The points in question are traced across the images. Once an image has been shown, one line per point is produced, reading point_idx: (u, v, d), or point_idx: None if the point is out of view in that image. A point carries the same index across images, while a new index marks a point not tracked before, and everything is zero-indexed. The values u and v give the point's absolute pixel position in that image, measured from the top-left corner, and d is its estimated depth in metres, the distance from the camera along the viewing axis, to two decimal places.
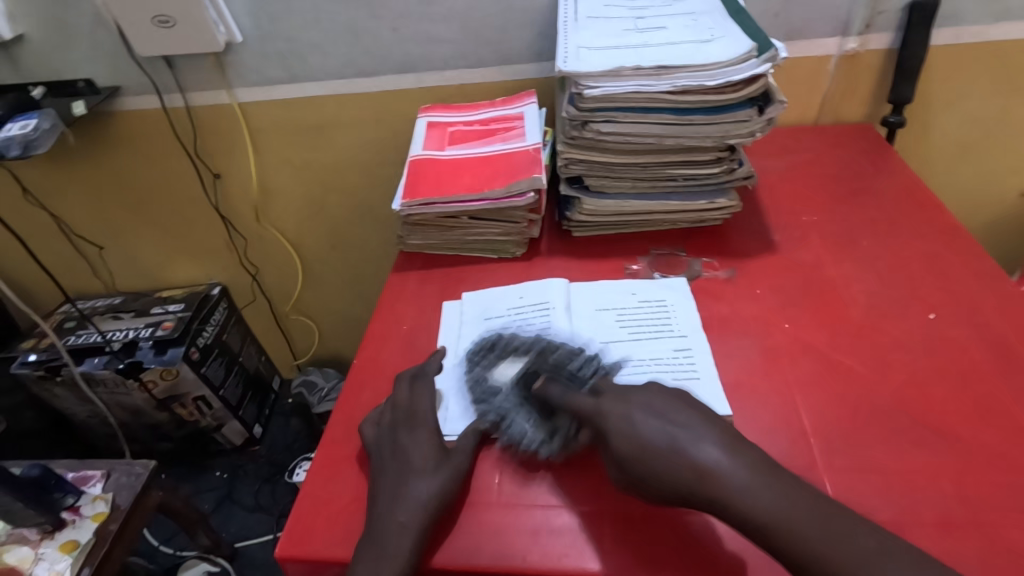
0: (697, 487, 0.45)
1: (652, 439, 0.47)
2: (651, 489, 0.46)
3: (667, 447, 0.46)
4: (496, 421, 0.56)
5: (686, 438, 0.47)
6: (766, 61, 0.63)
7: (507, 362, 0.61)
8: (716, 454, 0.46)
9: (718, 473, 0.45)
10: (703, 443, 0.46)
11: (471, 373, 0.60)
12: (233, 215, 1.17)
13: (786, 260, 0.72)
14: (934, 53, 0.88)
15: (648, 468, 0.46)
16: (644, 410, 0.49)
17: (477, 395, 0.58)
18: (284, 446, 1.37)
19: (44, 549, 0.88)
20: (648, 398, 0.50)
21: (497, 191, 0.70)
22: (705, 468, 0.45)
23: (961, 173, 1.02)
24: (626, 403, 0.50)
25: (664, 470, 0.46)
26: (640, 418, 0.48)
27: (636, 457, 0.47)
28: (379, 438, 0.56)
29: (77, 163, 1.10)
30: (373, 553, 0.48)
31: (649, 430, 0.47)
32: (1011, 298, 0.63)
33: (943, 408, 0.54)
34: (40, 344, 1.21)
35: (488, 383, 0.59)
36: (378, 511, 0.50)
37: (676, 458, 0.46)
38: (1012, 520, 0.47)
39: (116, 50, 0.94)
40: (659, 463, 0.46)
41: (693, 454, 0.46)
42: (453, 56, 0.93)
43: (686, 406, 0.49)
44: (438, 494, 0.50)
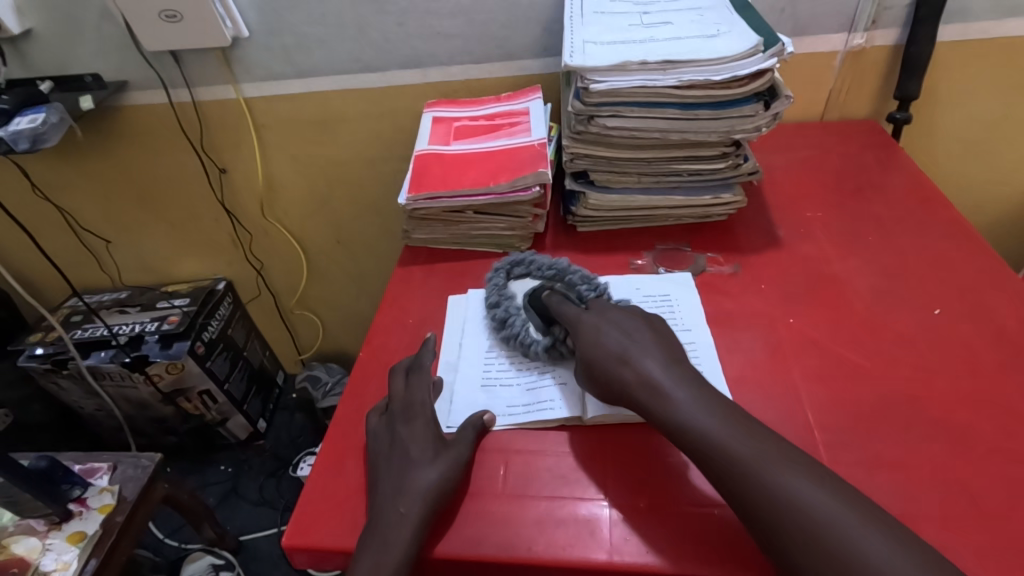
0: (636, 390, 0.51)
1: (612, 346, 0.54)
2: (605, 387, 0.53)
3: (620, 354, 0.53)
4: (502, 319, 0.64)
5: (635, 350, 0.53)
6: (772, 56, 0.62)
7: (524, 284, 0.69)
8: (656, 368, 0.52)
9: (654, 380, 0.51)
10: (647, 357, 0.53)
11: (491, 277, 0.70)
12: (238, 210, 1.17)
13: (790, 256, 0.72)
14: (941, 49, 0.88)
15: (603, 367, 0.54)
16: (613, 324, 0.57)
17: (493, 298, 0.67)
18: (289, 440, 1.37)
19: (51, 540, 0.89)
20: (617, 314, 0.58)
21: (502, 186, 0.70)
22: (645, 376, 0.51)
23: (967, 170, 1.01)
24: (602, 317, 0.58)
25: (613, 372, 0.53)
26: (608, 329, 0.56)
27: (595, 356, 0.54)
28: (377, 431, 0.56)
29: (84, 158, 1.10)
30: (376, 543, 0.48)
31: (608, 339, 0.55)
32: (1015, 294, 0.63)
33: (946, 403, 0.55)
34: (46, 338, 1.21)
35: (502, 292, 0.67)
36: (379, 502, 0.51)
37: (623, 362, 0.52)
38: (1015, 515, 0.47)
39: (123, 45, 0.94)
40: (613, 366, 0.53)
41: (637, 364, 0.52)
42: (458, 51, 0.93)
43: (644, 328, 0.56)
44: (439, 484, 0.51)
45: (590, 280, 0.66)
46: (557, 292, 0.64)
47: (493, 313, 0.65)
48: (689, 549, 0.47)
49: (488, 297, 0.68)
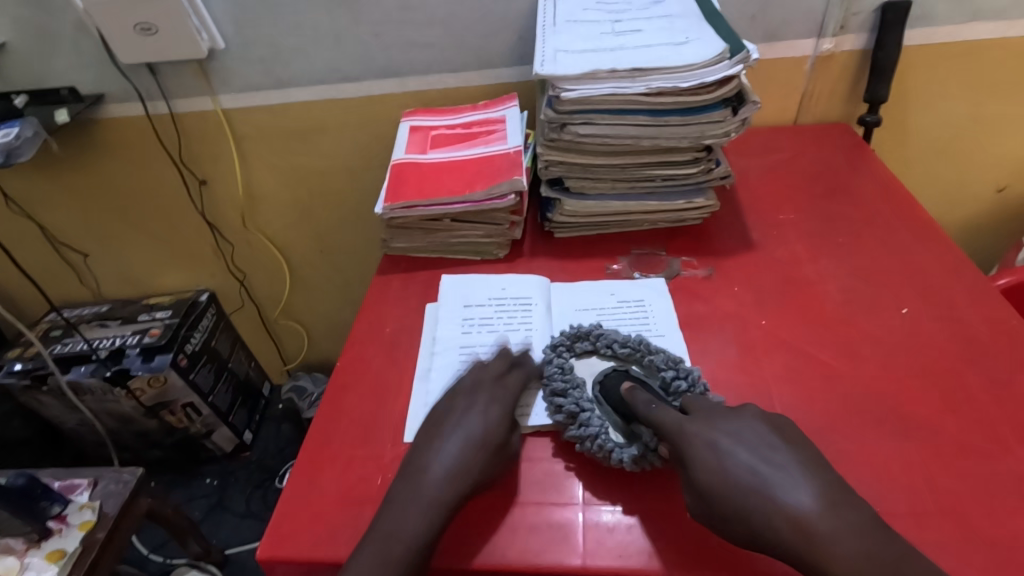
0: (785, 529, 0.43)
1: (756, 474, 0.46)
2: (738, 529, 0.45)
3: (764, 480, 0.46)
4: (572, 411, 0.55)
5: (777, 480, 0.46)
6: (738, 63, 0.64)
7: (594, 360, 0.62)
8: (807, 499, 0.44)
9: (804, 518, 0.43)
10: (795, 486, 0.45)
11: (551, 364, 0.60)
12: (219, 221, 1.17)
13: (763, 258, 0.73)
14: (908, 52, 0.90)
15: (737, 503, 0.45)
16: (737, 443, 0.48)
17: (558, 385, 0.57)
18: (275, 451, 1.36)
19: (30, 559, 0.88)
20: (739, 426, 0.50)
21: (478, 195, 0.71)
22: (792, 508, 0.44)
23: (940, 171, 1.03)
24: (721, 431, 0.49)
25: (754, 502, 0.45)
26: (738, 449, 0.48)
27: (725, 492, 0.46)
28: (453, 400, 0.57)
29: (62, 171, 1.09)
30: (409, 498, 0.50)
31: (739, 468, 0.47)
32: (979, 292, 0.64)
33: (911, 400, 0.56)
34: (25, 354, 1.20)
35: (569, 376, 0.58)
36: (431, 461, 0.52)
37: (766, 499, 0.45)
38: (976, 508, 0.48)
39: (99, 59, 0.94)
40: (753, 501, 0.45)
41: (780, 494, 0.45)
42: (435, 60, 0.94)
43: (773, 437, 0.49)
44: (484, 471, 0.51)
45: (676, 363, 0.59)
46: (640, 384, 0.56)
47: (555, 403, 0.56)
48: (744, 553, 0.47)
49: (550, 381, 0.58)
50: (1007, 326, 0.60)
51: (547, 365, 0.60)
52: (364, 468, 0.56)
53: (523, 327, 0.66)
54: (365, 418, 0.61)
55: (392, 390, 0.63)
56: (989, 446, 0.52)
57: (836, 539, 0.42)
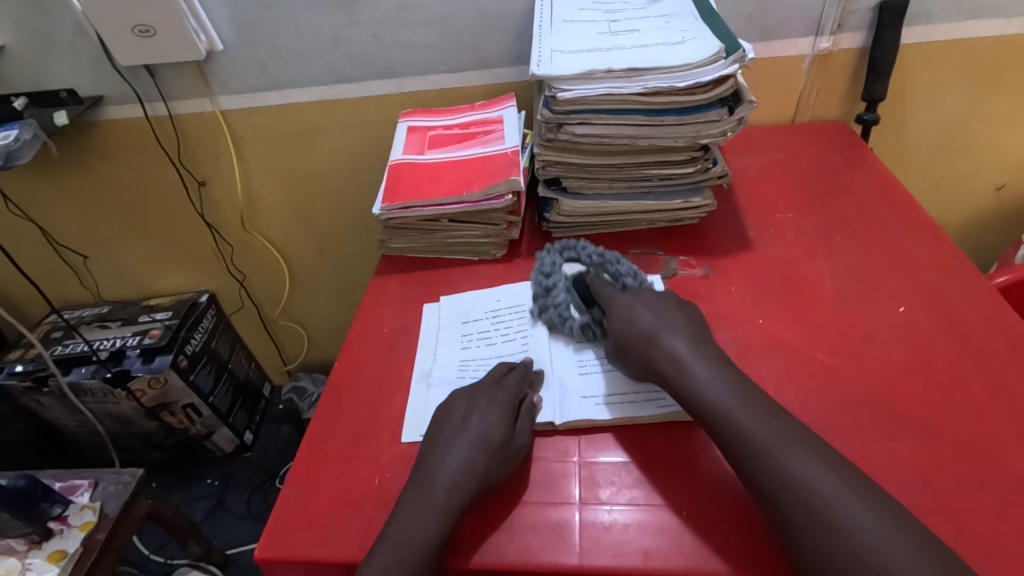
0: (666, 366, 0.54)
1: (654, 330, 0.57)
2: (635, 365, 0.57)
3: (657, 335, 0.56)
4: (545, 289, 0.68)
5: (665, 331, 0.56)
6: (734, 63, 0.64)
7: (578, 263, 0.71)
8: (685, 346, 0.55)
9: (682, 359, 0.54)
10: (681, 337, 0.56)
11: (543, 258, 0.71)
12: (219, 222, 1.17)
13: (761, 257, 0.73)
14: (906, 51, 0.90)
15: (633, 345, 0.57)
16: (645, 307, 0.59)
17: (545, 268, 0.69)
18: (275, 452, 1.37)
19: (32, 560, 0.88)
20: (657, 302, 0.60)
21: (474, 195, 0.71)
22: (672, 354, 0.54)
23: (938, 170, 1.03)
24: (644, 304, 0.60)
25: (645, 349, 0.56)
26: (647, 313, 0.58)
27: (626, 337, 0.58)
28: (453, 403, 0.57)
29: (61, 173, 1.10)
30: (417, 503, 0.50)
31: (640, 321, 0.58)
32: (977, 292, 0.64)
33: (908, 399, 0.56)
34: (26, 355, 1.21)
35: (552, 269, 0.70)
36: (437, 464, 0.52)
37: (653, 344, 0.56)
38: (974, 508, 0.48)
39: (98, 60, 0.94)
40: (646, 347, 0.56)
41: (667, 343, 0.55)
42: (432, 61, 0.94)
43: (678, 312, 0.59)
44: (490, 473, 0.51)
45: (637, 274, 0.67)
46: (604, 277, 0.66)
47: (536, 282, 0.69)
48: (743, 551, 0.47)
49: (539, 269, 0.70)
50: (1005, 326, 0.60)
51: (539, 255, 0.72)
52: (362, 469, 0.56)
53: (520, 337, 0.66)
54: (363, 419, 0.61)
55: (389, 391, 0.63)
56: (987, 447, 0.51)
57: (834, 538, 0.42)
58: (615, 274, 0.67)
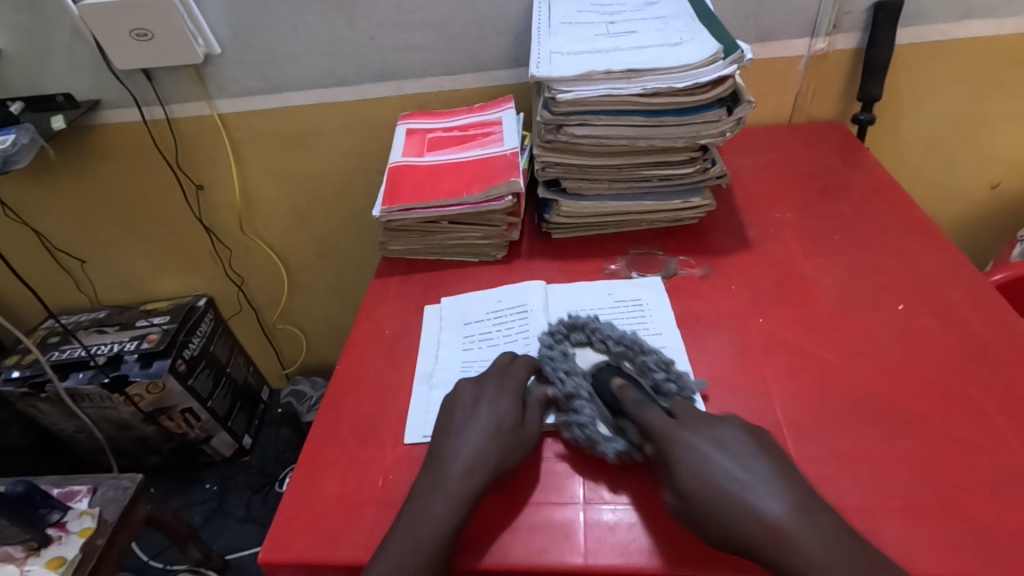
0: (761, 541, 0.44)
1: (738, 482, 0.46)
2: (710, 528, 0.46)
3: (741, 491, 0.46)
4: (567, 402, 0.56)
5: (755, 491, 0.46)
6: (732, 63, 0.64)
7: (588, 349, 0.62)
8: (781, 510, 0.45)
9: (780, 530, 0.44)
10: (769, 495, 0.46)
11: (546, 351, 0.61)
12: (217, 225, 1.17)
13: (760, 256, 0.73)
14: (901, 51, 0.90)
15: (713, 506, 0.46)
16: (714, 448, 0.49)
17: (555, 372, 0.58)
18: (274, 456, 1.36)
19: (30, 566, 0.88)
20: (716, 429, 0.50)
21: (475, 197, 0.71)
22: (771, 524, 0.44)
23: (933, 169, 1.04)
24: (707, 438, 0.49)
25: (737, 515, 0.45)
26: (721, 459, 0.48)
27: (701, 494, 0.46)
28: (460, 391, 0.58)
29: (58, 177, 1.09)
30: (431, 491, 0.50)
31: (717, 473, 0.47)
32: (974, 289, 0.65)
33: (908, 395, 0.56)
34: (23, 360, 1.20)
35: (566, 364, 0.59)
36: (449, 452, 0.52)
37: (744, 508, 0.45)
38: (974, 502, 0.48)
39: (95, 65, 0.94)
40: (734, 511, 0.45)
41: (757, 504, 0.45)
42: (431, 63, 0.94)
43: (750, 444, 0.49)
44: (503, 459, 0.52)
45: (669, 368, 0.58)
46: (631, 383, 0.56)
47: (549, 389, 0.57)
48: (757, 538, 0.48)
49: (546, 360, 0.60)
50: (1002, 321, 0.61)
51: (542, 349, 0.61)
52: (365, 471, 0.56)
53: (521, 337, 0.66)
54: (365, 420, 0.61)
55: (391, 392, 0.63)
56: (986, 440, 0.52)
57: None
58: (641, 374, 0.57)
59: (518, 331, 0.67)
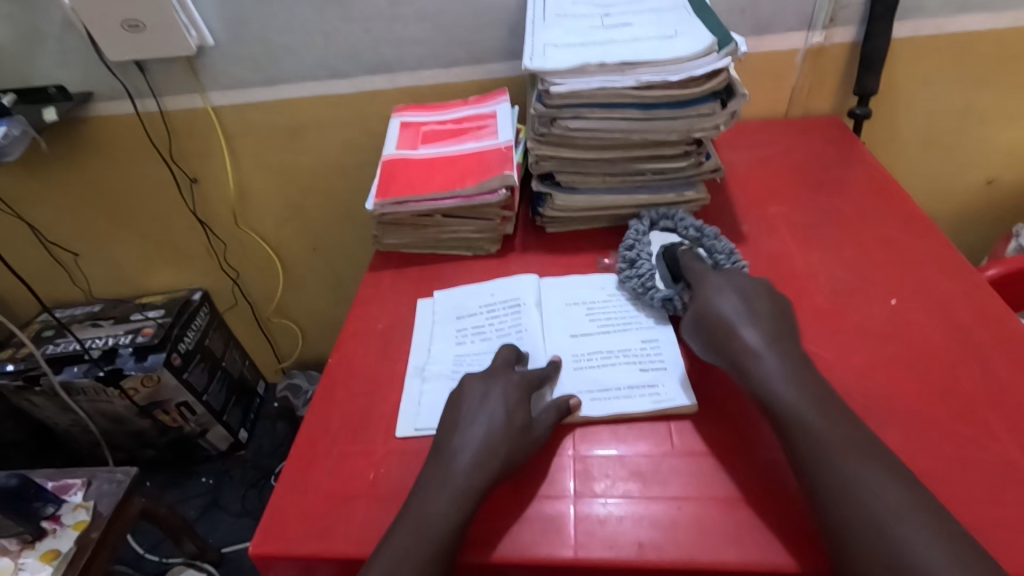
0: (742, 359, 0.53)
1: (725, 309, 0.57)
2: (710, 343, 0.57)
3: (730, 317, 0.56)
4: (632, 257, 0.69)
5: (744, 321, 0.55)
6: (726, 56, 0.64)
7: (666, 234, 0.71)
8: (762, 342, 0.54)
9: (754, 352, 0.53)
10: (755, 329, 0.55)
11: (630, 225, 0.73)
12: (211, 218, 1.16)
13: (754, 251, 0.73)
14: (897, 45, 0.90)
15: (715, 325, 0.57)
16: (734, 290, 0.58)
17: (629, 235, 0.72)
18: (270, 450, 1.36)
19: (24, 559, 0.88)
20: (744, 283, 0.60)
21: (468, 190, 0.71)
22: (746, 344, 0.54)
23: (929, 163, 1.04)
24: (729, 281, 0.60)
25: (718, 330, 0.56)
26: (728, 295, 0.58)
27: (706, 310, 0.58)
28: (467, 385, 0.57)
29: (50, 170, 1.09)
30: (438, 486, 0.50)
31: (721, 300, 0.58)
32: (968, 284, 0.65)
33: (900, 391, 0.56)
34: (17, 354, 1.19)
35: (638, 237, 0.71)
36: (457, 447, 0.52)
37: (728, 330, 0.56)
38: (964, 497, 0.48)
39: (87, 56, 0.93)
40: (723, 330, 0.56)
41: (740, 329, 0.55)
42: (425, 56, 0.93)
43: (763, 298, 0.58)
44: (512, 456, 0.52)
45: (731, 254, 0.66)
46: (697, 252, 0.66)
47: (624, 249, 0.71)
48: (786, 542, 0.47)
49: (624, 239, 0.72)
50: (994, 316, 0.61)
51: (629, 222, 0.74)
52: (356, 465, 0.56)
53: (515, 331, 0.66)
54: (356, 415, 0.61)
55: (383, 386, 0.63)
56: (975, 435, 0.52)
57: None
58: (711, 250, 0.67)
59: (511, 326, 0.67)
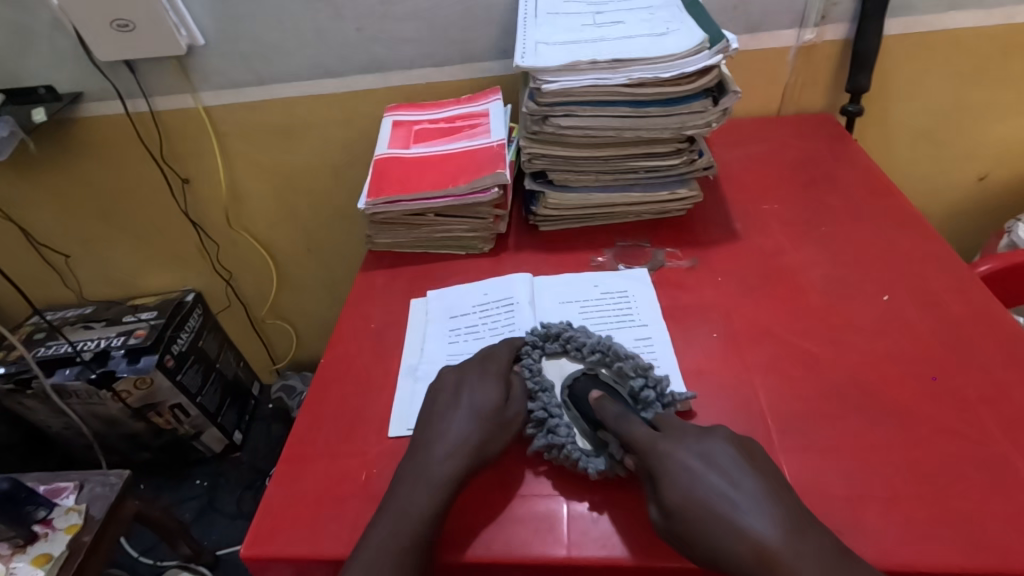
0: (753, 564, 0.43)
1: (712, 501, 0.45)
2: (696, 552, 0.44)
3: (718, 506, 0.45)
4: (541, 423, 0.54)
5: (737, 508, 0.45)
6: (718, 53, 0.64)
7: (564, 362, 0.60)
8: (768, 529, 0.43)
9: (769, 551, 0.43)
10: (754, 514, 0.44)
11: (521, 357, 0.60)
12: (203, 219, 1.15)
13: (748, 248, 0.73)
14: (889, 42, 0.90)
15: (699, 523, 0.45)
16: (703, 463, 0.47)
17: (526, 393, 0.57)
18: (266, 451, 1.34)
19: (16, 564, 0.88)
20: (705, 447, 0.48)
21: (460, 188, 0.71)
22: (755, 542, 0.43)
23: (922, 161, 1.04)
24: (684, 448, 0.48)
25: (713, 531, 0.44)
26: (701, 469, 0.47)
27: (688, 509, 0.45)
28: (444, 376, 0.58)
29: (40, 170, 1.08)
30: (416, 477, 0.50)
31: (702, 486, 0.46)
32: (960, 280, 0.65)
33: (892, 386, 0.56)
34: (8, 357, 1.18)
35: (538, 381, 0.58)
36: (435, 436, 0.53)
37: (727, 527, 0.44)
38: (956, 491, 0.49)
39: (76, 55, 0.93)
40: (711, 525, 0.44)
41: (739, 523, 0.44)
42: (417, 55, 0.93)
43: (737, 459, 0.47)
44: (486, 441, 0.52)
45: (649, 377, 0.56)
46: (613, 393, 0.55)
47: (527, 412, 0.56)
48: None
49: (518, 381, 0.58)
50: (985, 311, 0.61)
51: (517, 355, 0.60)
52: (348, 465, 0.56)
53: (507, 329, 0.65)
54: (349, 415, 0.60)
55: (375, 387, 0.63)
56: (966, 429, 0.52)
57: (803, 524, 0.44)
58: (620, 378, 0.57)
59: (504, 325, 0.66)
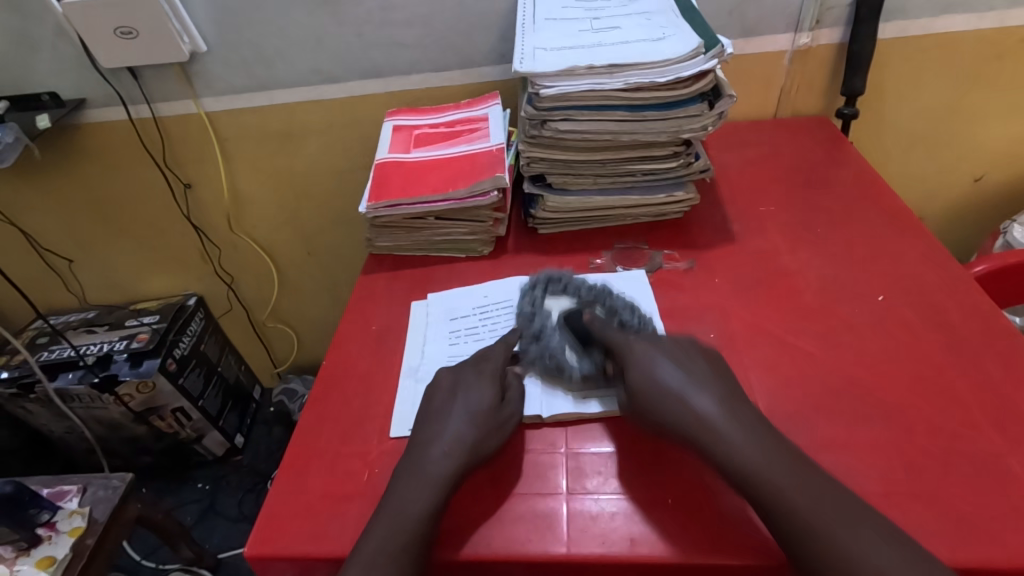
0: (695, 427, 0.51)
1: (669, 386, 0.53)
2: (655, 421, 0.53)
3: (674, 389, 0.53)
4: (534, 338, 0.62)
5: (691, 388, 0.52)
6: (713, 57, 0.65)
7: (561, 299, 0.66)
8: (712, 404, 0.51)
9: (711, 419, 0.50)
10: (704, 394, 0.52)
11: (524, 292, 0.67)
12: (205, 223, 1.16)
13: (745, 250, 0.74)
14: (884, 46, 0.91)
15: (657, 401, 0.53)
16: (666, 355, 0.55)
17: (525, 313, 0.64)
18: (267, 453, 1.35)
19: (19, 566, 0.87)
20: (670, 346, 0.57)
21: (460, 192, 0.72)
22: (700, 413, 0.51)
23: (917, 163, 1.05)
24: (654, 347, 0.56)
25: (668, 408, 0.52)
26: (662, 360, 0.55)
27: (649, 391, 0.53)
28: (440, 379, 0.59)
29: (43, 176, 1.09)
30: (414, 479, 0.51)
31: (663, 372, 0.54)
32: (954, 281, 0.66)
33: (887, 386, 0.57)
34: (11, 361, 1.19)
35: (536, 308, 0.65)
36: (433, 437, 0.54)
37: (679, 399, 0.52)
38: (951, 489, 0.49)
39: (79, 62, 0.94)
40: (664, 402, 0.52)
41: (692, 403, 0.52)
42: (417, 60, 0.94)
43: (698, 359, 0.55)
44: (482, 440, 0.53)
45: (633, 309, 0.64)
46: (599, 315, 0.62)
47: (524, 333, 0.63)
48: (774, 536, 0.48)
49: (520, 309, 0.65)
50: (979, 312, 0.62)
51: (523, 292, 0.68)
52: (350, 465, 0.57)
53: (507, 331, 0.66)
54: (351, 416, 0.61)
55: (377, 388, 0.64)
56: (961, 428, 0.53)
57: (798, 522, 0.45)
58: (609, 308, 0.64)
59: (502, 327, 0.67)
